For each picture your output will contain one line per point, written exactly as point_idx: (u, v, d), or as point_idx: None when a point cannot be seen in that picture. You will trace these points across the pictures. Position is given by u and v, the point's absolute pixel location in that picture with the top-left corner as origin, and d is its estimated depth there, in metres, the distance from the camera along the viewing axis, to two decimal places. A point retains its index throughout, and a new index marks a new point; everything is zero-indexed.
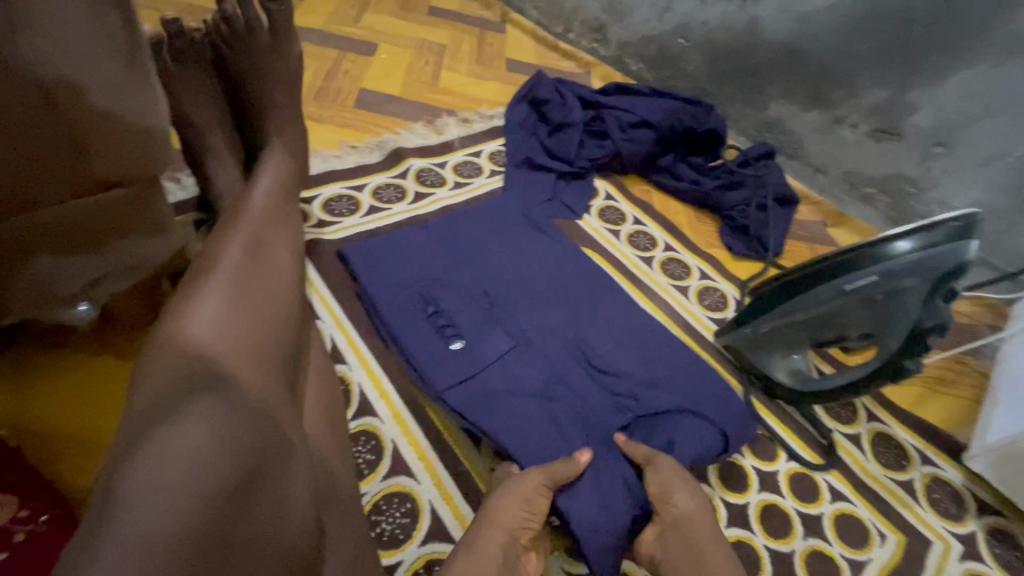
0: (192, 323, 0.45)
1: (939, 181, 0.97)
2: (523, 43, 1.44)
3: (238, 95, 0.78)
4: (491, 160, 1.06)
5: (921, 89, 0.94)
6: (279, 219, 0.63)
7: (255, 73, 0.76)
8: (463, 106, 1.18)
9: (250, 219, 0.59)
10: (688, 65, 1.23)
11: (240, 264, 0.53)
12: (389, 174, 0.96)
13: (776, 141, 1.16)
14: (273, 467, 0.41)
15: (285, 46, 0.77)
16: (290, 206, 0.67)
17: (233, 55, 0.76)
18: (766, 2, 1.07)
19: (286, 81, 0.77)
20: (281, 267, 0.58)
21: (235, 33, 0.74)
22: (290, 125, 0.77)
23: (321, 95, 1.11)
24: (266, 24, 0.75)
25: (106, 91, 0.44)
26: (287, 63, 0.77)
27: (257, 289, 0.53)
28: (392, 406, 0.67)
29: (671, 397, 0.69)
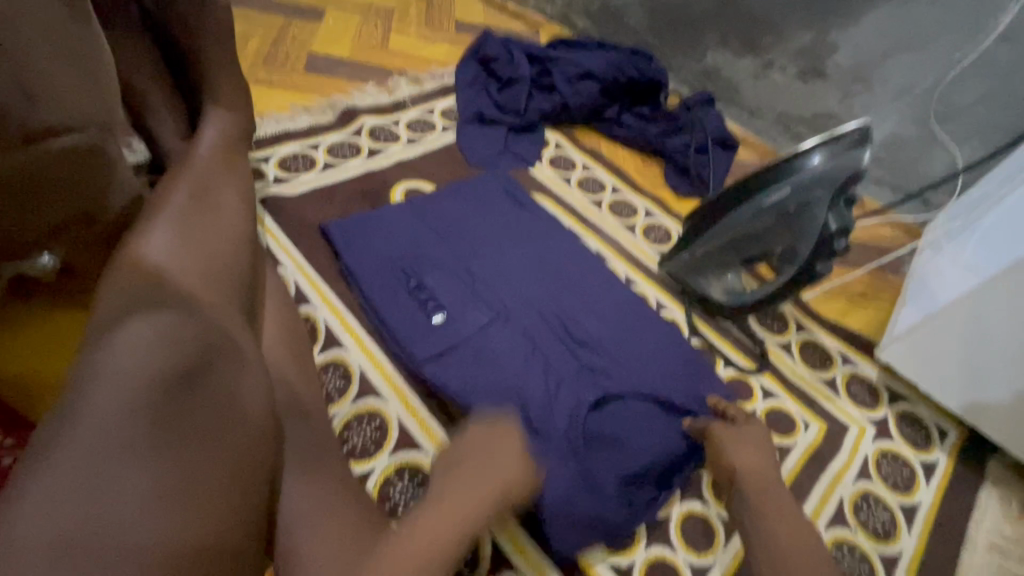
0: (146, 251, 0.49)
1: (860, 116, 1.05)
2: (471, 5, 1.46)
3: (174, 52, 0.78)
4: (443, 116, 1.09)
5: (839, 29, 1.01)
6: (224, 169, 0.66)
7: (188, 27, 0.77)
8: (412, 66, 1.20)
9: (194, 170, 0.63)
10: (630, 19, 1.28)
11: (188, 205, 0.57)
12: (343, 134, 0.99)
13: (714, 89, 1.22)
14: (222, 365, 0.45)
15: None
16: (235, 157, 0.70)
17: (158, 10, 0.77)
18: None
19: (223, 38, 0.79)
20: (229, 208, 0.61)
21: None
22: (230, 82, 0.79)
23: (270, 59, 1.11)
24: None
25: (37, 28, 0.48)
26: (215, 16, 0.78)
27: (206, 228, 0.56)
28: (358, 340, 0.72)
29: (636, 365, 0.74)
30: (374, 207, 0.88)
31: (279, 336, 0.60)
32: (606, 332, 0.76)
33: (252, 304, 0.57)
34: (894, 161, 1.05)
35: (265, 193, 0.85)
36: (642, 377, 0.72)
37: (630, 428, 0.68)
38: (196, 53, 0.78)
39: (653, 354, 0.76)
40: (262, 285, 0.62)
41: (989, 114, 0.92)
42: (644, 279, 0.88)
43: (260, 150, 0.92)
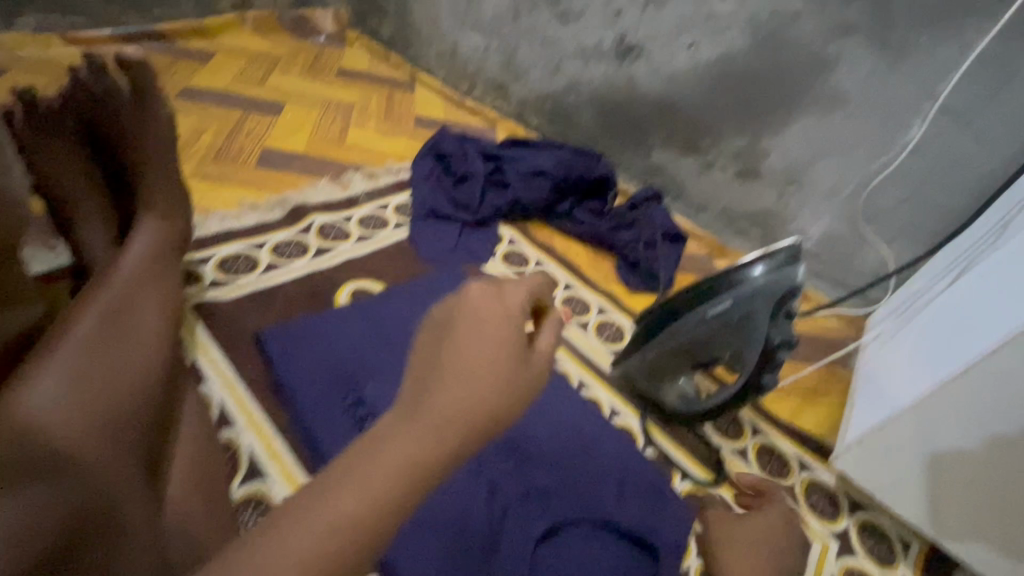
0: (29, 400, 0.43)
1: (797, 213, 1.11)
2: (431, 102, 1.53)
3: (110, 159, 0.77)
4: (397, 212, 1.09)
5: (771, 135, 1.08)
6: (147, 283, 0.64)
7: (126, 137, 0.76)
8: (369, 161, 1.22)
9: (115, 281, 0.59)
10: (580, 118, 1.35)
11: (101, 328, 0.53)
12: (290, 231, 0.97)
13: (661, 184, 1.27)
14: (101, 546, 0.41)
15: (148, 108, 0.76)
16: (161, 269, 0.68)
17: (98, 119, 0.76)
18: (639, 63, 1.20)
19: (162, 144, 0.77)
20: (147, 331, 0.58)
21: (88, 97, 0.75)
22: (168, 186, 0.76)
23: (221, 154, 1.11)
24: (124, 86, 0.76)
25: None
26: (156, 125, 0.76)
27: (117, 354, 0.52)
28: (285, 475, 0.65)
29: (585, 487, 0.71)
30: (316, 309, 0.85)
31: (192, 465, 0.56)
32: (555, 448, 0.74)
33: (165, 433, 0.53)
34: (831, 256, 1.09)
35: (198, 297, 0.81)
36: (590, 501, 0.69)
37: (579, 563, 0.64)
38: (132, 160, 0.76)
39: (604, 471, 0.73)
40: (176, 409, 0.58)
41: (911, 216, 0.98)
42: (599, 384, 0.86)
43: (199, 251, 0.89)
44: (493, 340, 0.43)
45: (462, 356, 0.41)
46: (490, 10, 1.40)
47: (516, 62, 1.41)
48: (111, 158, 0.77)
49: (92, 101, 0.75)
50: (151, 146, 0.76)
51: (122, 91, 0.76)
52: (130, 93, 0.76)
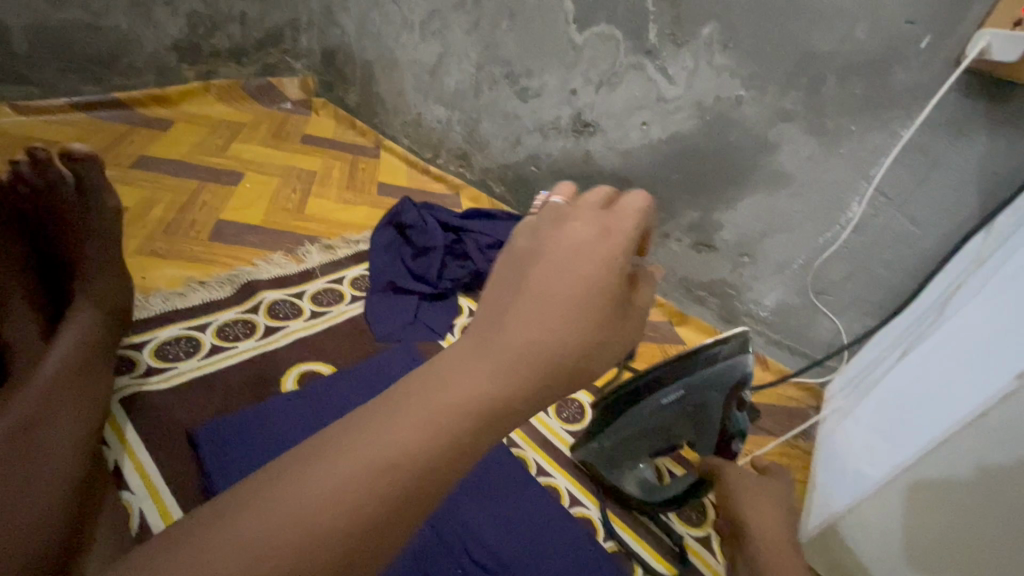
0: None
1: (751, 284, 1.14)
2: (396, 170, 1.55)
3: (48, 250, 0.78)
4: (353, 285, 1.07)
5: (721, 211, 1.12)
6: (73, 385, 0.64)
7: (66, 226, 0.78)
8: (328, 231, 1.20)
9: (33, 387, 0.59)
10: (541, 188, 1.38)
11: (11, 441, 0.53)
12: (239, 309, 0.93)
13: None
14: None
15: (95, 202, 0.79)
16: (92, 368, 0.69)
17: (38, 210, 0.78)
18: (595, 139, 1.25)
19: (105, 234, 0.80)
20: (65, 439, 0.58)
21: (33, 190, 0.77)
22: (106, 275, 0.78)
23: (172, 228, 1.08)
24: (71, 179, 0.78)
25: None
26: (103, 215, 0.80)
27: (26, 468, 0.52)
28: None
29: None
30: (259, 398, 0.81)
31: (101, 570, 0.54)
32: (510, 547, 0.72)
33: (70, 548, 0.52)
34: (786, 325, 1.12)
35: (129, 388, 0.76)
36: None
37: None
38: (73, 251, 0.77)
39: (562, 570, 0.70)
40: (92, 516, 0.58)
41: (857, 289, 1.02)
42: (561, 470, 0.83)
43: (136, 335, 0.84)
44: (589, 270, 0.36)
45: (557, 291, 0.35)
46: (453, 85, 1.45)
47: (478, 134, 1.45)
48: (47, 247, 0.79)
49: (36, 192, 0.77)
50: (93, 236, 0.78)
51: (67, 184, 0.78)
52: (75, 187, 0.78)
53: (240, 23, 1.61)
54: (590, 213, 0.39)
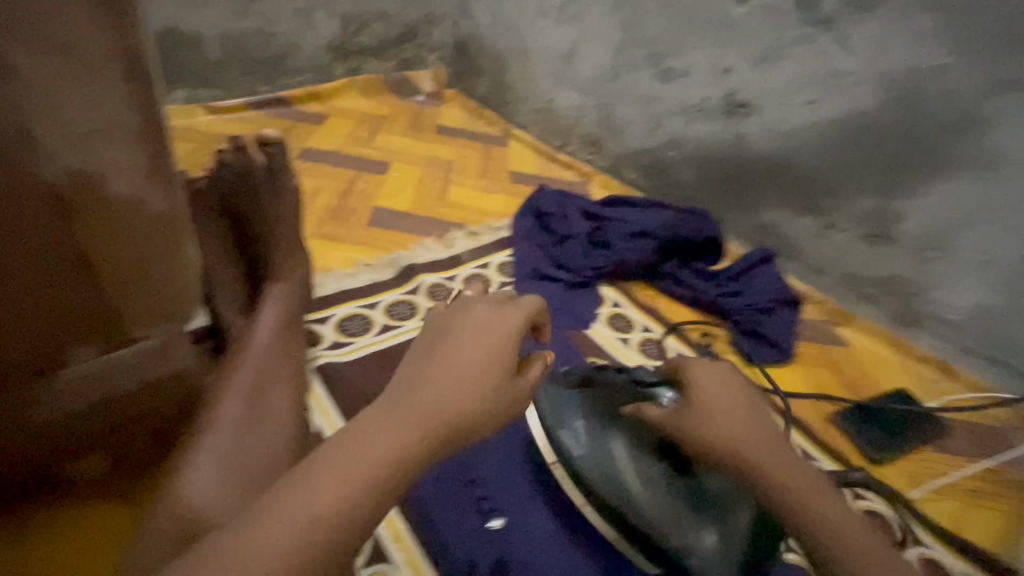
0: (190, 488, 0.56)
1: (940, 282, 1.00)
2: (525, 157, 1.56)
3: (240, 229, 0.89)
4: (499, 271, 1.10)
5: (907, 198, 0.99)
6: (280, 355, 0.72)
7: (257, 206, 0.88)
8: (470, 218, 1.24)
9: (251, 362, 0.68)
10: (681, 174, 1.31)
11: (243, 412, 0.62)
12: (401, 291, 0.99)
13: (774, 244, 1.20)
14: None
15: (279, 182, 0.88)
16: (293, 337, 0.76)
17: (235, 193, 0.89)
18: (749, 120, 1.16)
19: (287, 214, 0.88)
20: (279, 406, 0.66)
21: (234, 174, 0.88)
22: (290, 251, 0.86)
23: (337, 214, 1.17)
24: (261, 162, 0.88)
25: (116, 178, 0.50)
26: (284, 197, 0.88)
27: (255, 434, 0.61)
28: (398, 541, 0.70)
29: None
30: None
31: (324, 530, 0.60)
32: None
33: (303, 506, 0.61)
34: (984, 332, 0.97)
35: (316, 359, 0.85)
36: None
37: None
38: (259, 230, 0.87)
39: None
40: None
41: None
42: None
43: (319, 311, 0.93)
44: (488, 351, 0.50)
45: (452, 363, 0.48)
46: (589, 70, 1.42)
47: (614, 119, 1.41)
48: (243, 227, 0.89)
49: (235, 177, 0.88)
50: (281, 215, 0.87)
51: (257, 168, 0.87)
52: (265, 170, 0.88)
53: (383, 21, 1.71)
54: (489, 304, 0.55)
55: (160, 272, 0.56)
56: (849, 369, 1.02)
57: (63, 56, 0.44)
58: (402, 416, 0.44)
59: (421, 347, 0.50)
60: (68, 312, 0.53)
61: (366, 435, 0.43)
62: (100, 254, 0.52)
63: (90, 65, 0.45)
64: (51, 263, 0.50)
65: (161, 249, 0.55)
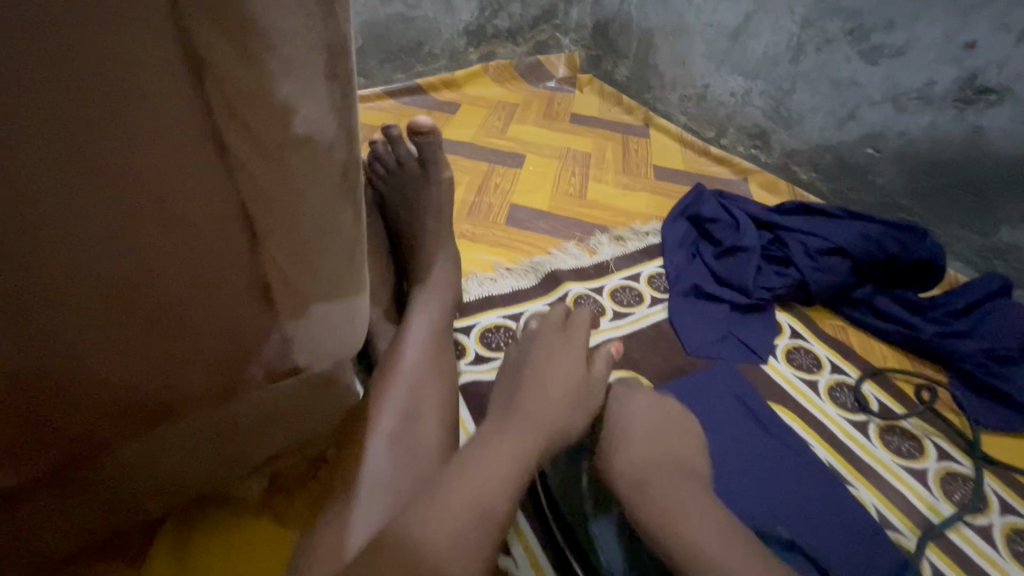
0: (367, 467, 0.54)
1: None
2: (671, 150, 1.40)
3: (392, 221, 0.87)
4: (651, 284, 0.96)
5: None
6: (426, 379, 0.62)
7: (409, 198, 0.87)
8: (614, 220, 1.12)
9: (397, 393, 0.59)
10: (878, 177, 1.07)
11: (392, 464, 0.54)
12: (546, 301, 0.90)
13: (1011, 270, 0.94)
14: None
15: (434, 174, 0.87)
16: (439, 355, 0.65)
17: (387, 185, 0.88)
18: (996, 112, 0.90)
19: (431, 204, 0.85)
20: (430, 448, 0.56)
21: (389, 168, 0.89)
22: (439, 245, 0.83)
23: (474, 211, 1.11)
24: (414, 154, 0.88)
25: (286, 193, 0.36)
26: (439, 189, 0.87)
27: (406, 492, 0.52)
28: (527, 543, 0.63)
29: None
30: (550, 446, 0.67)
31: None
32: None
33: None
34: None
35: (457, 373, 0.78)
36: None
37: None
38: (412, 227, 0.85)
39: None
40: None
41: None
42: None
43: (462, 318, 0.86)
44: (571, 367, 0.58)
45: (547, 374, 0.56)
46: (762, 50, 1.21)
47: (788, 108, 1.20)
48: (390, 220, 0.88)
49: (389, 168, 0.89)
50: (426, 208, 0.85)
51: (411, 157, 0.88)
52: (418, 161, 0.87)
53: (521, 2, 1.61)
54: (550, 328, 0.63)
55: (337, 304, 0.44)
56: None
57: (327, 49, 0.32)
58: (538, 414, 0.52)
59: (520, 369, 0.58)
60: (232, 348, 0.42)
61: (505, 433, 0.49)
62: (282, 281, 0.40)
63: (286, 57, 0.31)
64: (229, 289, 0.39)
65: (347, 278, 0.43)
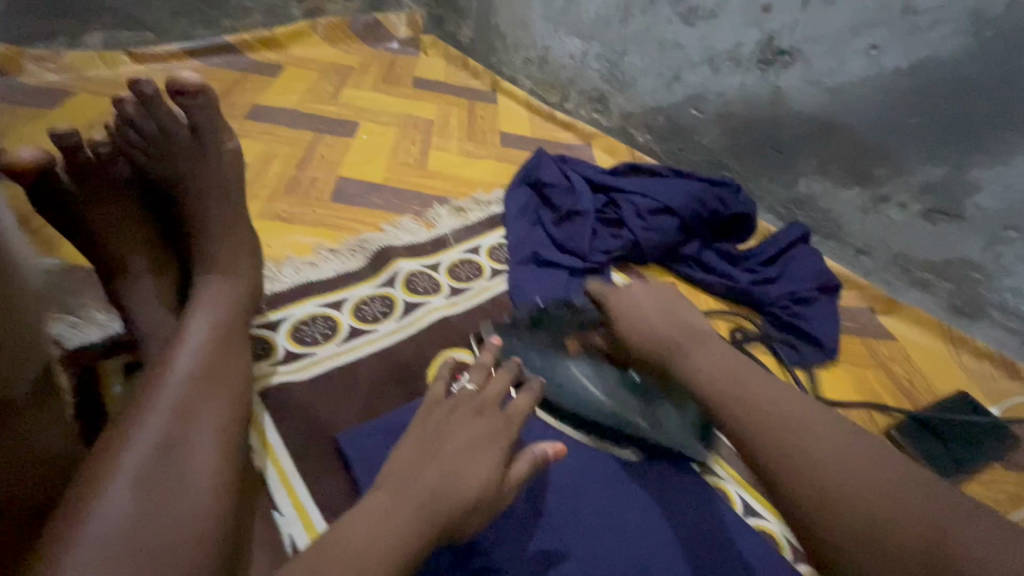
0: (87, 528, 0.39)
1: (1014, 268, 0.83)
2: (518, 115, 1.35)
3: (167, 205, 0.71)
4: (491, 256, 0.91)
5: (984, 166, 0.80)
6: (204, 393, 0.50)
7: (183, 179, 0.70)
8: (455, 191, 1.05)
9: (154, 413, 0.47)
10: (703, 137, 1.12)
11: (136, 499, 0.41)
12: (374, 283, 0.81)
13: (810, 219, 1.03)
14: None
15: (212, 145, 0.72)
16: (228, 364, 0.55)
17: (149, 161, 0.70)
18: (790, 72, 0.96)
19: (225, 183, 0.72)
20: (198, 475, 0.45)
21: (147, 136, 0.70)
22: (236, 231, 0.70)
23: (293, 187, 0.97)
24: (185, 126, 0.71)
25: None
26: (221, 162, 0.72)
27: (138, 536, 0.40)
28: None
29: None
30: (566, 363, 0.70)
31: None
32: None
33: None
34: None
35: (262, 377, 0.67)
36: None
37: None
38: (191, 204, 0.70)
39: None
40: (246, 532, 0.49)
41: None
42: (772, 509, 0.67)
43: (272, 311, 0.75)
44: (490, 427, 0.52)
45: (460, 444, 0.50)
46: (594, 10, 1.19)
47: (622, 70, 1.20)
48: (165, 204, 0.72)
49: (149, 138, 0.70)
50: (218, 188, 0.71)
51: (179, 125, 0.70)
52: (190, 130, 0.71)
53: None
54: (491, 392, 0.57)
55: None
56: (901, 370, 0.88)
57: None
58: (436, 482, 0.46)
59: (426, 432, 0.51)
60: None
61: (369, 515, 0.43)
62: None
63: None
64: None
65: None
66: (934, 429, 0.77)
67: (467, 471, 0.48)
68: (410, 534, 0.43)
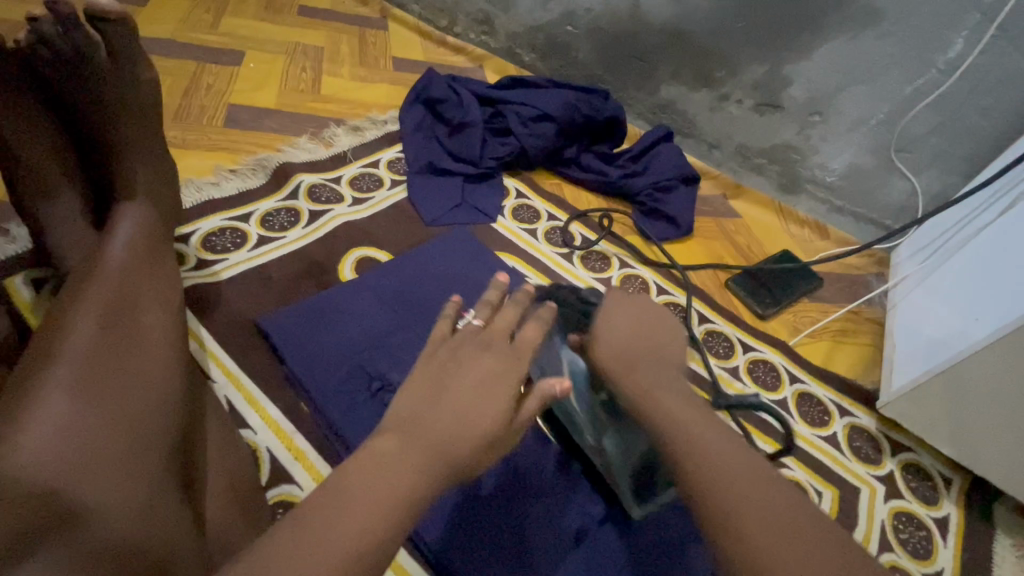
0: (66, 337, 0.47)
1: (819, 147, 1.03)
2: (409, 40, 1.38)
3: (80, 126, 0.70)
4: (390, 168, 0.98)
5: (793, 63, 0.98)
6: (144, 277, 0.57)
7: (101, 103, 0.68)
8: (350, 113, 1.09)
9: (106, 285, 0.53)
10: (579, 53, 1.23)
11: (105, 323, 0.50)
12: (278, 198, 0.86)
13: (671, 122, 1.18)
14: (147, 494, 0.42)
15: (129, 70, 0.70)
16: (160, 251, 0.63)
17: (57, 77, 0.66)
18: None
19: (143, 110, 0.71)
20: (153, 337, 0.52)
21: (63, 58, 0.65)
22: (151, 156, 0.71)
23: (182, 114, 0.97)
24: (101, 45, 0.67)
25: None
26: (140, 92, 0.71)
27: (110, 366, 0.47)
28: (264, 412, 0.65)
29: None
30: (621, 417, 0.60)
31: (226, 493, 0.52)
32: None
33: (187, 470, 0.49)
34: (856, 188, 1.04)
35: None
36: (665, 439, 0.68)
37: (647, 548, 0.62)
38: (101, 124, 0.69)
39: None
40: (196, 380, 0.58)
41: (942, 145, 0.92)
42: None
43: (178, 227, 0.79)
44: (501, 359, 0.45)
45: (466, 384, 0.43)
46: None
47: None
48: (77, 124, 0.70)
49: (62, 55, 0.65)
50: (134, 117, 0.70)
51: (97, 48, 0.67)
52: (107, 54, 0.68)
53: None
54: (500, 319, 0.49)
55: None
56: (742, 238, 1.06)
57: None
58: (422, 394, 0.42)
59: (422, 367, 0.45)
60: None
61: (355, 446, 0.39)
62: None
63: None
64: None
65: None
66: (759, 276, 0.97)
67: (483, 406, 0.42)
68: (417, 471, 0.39)
